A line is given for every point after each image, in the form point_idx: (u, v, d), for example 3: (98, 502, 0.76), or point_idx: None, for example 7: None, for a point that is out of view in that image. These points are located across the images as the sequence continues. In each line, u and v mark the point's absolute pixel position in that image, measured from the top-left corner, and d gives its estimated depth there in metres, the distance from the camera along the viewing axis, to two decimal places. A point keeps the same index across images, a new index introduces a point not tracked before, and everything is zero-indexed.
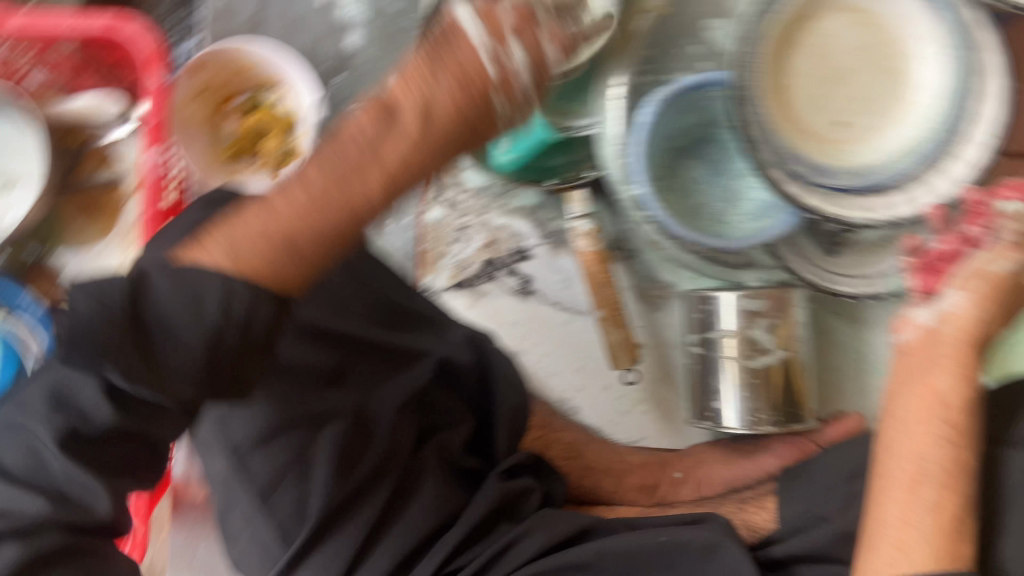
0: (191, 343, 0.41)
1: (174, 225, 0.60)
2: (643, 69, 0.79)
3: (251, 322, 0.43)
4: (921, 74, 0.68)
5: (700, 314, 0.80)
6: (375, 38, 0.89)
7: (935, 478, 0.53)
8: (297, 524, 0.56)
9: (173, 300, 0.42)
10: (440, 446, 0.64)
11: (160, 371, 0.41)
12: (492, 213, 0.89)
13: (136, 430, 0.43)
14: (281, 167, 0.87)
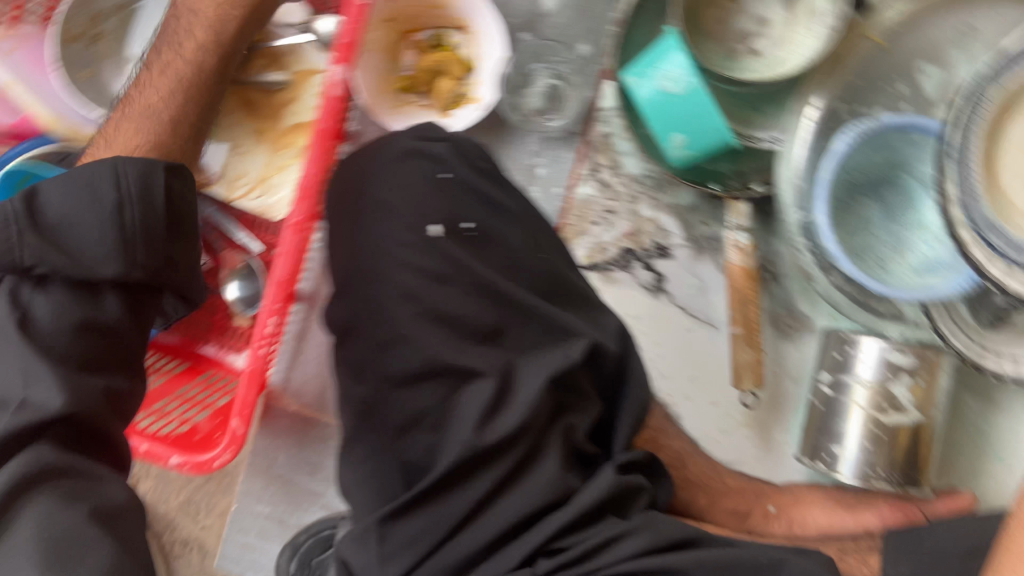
0: (59, 214, 0.57)
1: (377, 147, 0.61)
2: (841, 99, 0.76)
3: (157, 211, 0.60)
4: None
5: (838, 355, 0.78)
6: (571, 3, 0.87)
7: None
8: (423, 471, 0.54)
9: (82, 218, 0.57)
10: (567, 429, 0.59)
11: (77, 256, 0.56)
12: (642, 204, 0.87)
13: (104, 328, 0.57)
14: (448, 110, 0.87)
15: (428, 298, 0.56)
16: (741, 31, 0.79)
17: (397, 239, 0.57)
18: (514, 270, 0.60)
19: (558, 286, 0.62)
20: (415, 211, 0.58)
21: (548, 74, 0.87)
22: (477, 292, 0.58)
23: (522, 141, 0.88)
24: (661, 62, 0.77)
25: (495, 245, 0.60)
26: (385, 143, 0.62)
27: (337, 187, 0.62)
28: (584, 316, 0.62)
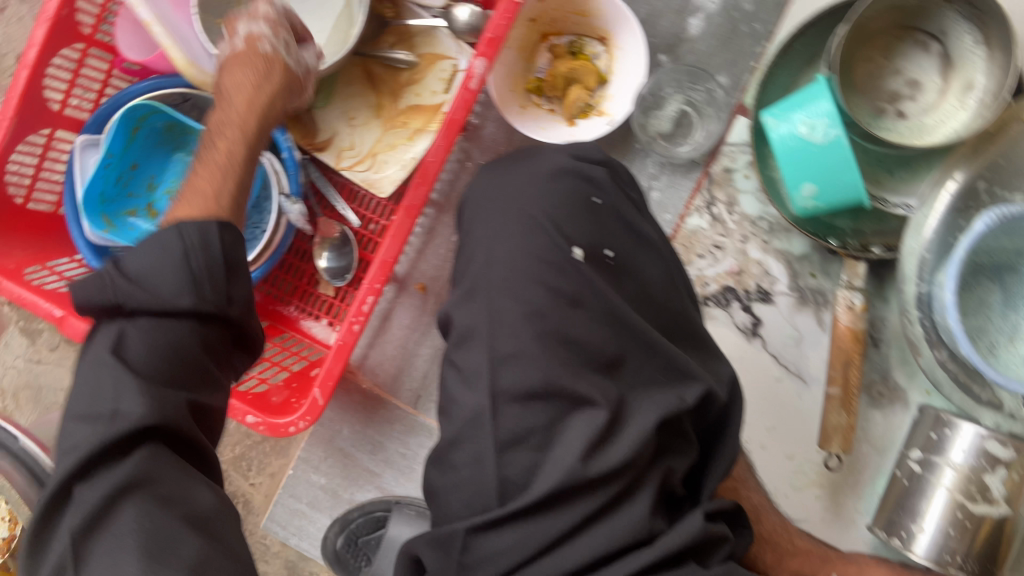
0: (140, 262, 0.51)
1: (536, 161, 0.62)
2: (983, 176, 0.71)
3: (215, 256, 0.53)
4: None
5: (934, 436, 0.77)
6: (716, 34, 0.86)
7: None
8: (520, 489, 0.52)
9: (153, 263, 0.51)
10: (666, 471, 0.57)
11: (156, 292, 0.50)
12: (751, 245, 0.86)
13: (186, 351, 0.50)
14: (574, 120, 0.86)
15: (558, 320, 0.55)
16: (890, 91, 0.78)
17: (537, 255, 0.56)
18: (644, 308, 0.58)
19: (684, 330, 0.60)
20: (558, 229, 0.57)
21: (682, 99, 0.86)
22: (607, 321, 0.56)
23: (641, 162, 0.87)
24: (804, 107, 0.76)
25: (630, 279, 0.59)
26: (539, 159, 0.62)
27: (482, 193, 0.62)
28: (700, 362, 0.60)
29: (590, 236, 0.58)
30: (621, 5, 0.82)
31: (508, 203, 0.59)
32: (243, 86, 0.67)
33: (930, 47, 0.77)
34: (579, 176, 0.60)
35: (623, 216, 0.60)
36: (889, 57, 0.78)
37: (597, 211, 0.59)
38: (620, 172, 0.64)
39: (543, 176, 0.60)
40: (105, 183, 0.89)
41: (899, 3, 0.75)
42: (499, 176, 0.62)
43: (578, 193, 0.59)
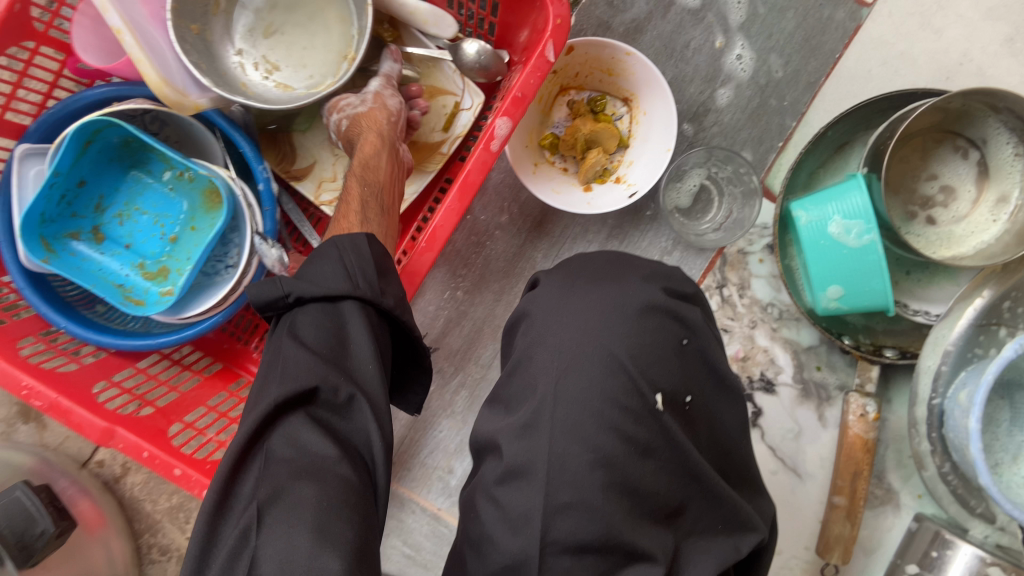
0: (306, 272, 0.57)
1: (622, 284, 0.56)
2: (1010, 296, 0.70)
3: (368, 258, 0.57)
4: None
5: (932, 552, 0.76)
6: (744, 107, 0.81)
7: None
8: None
9: (319, 268, 0.56)
10: None
11: (324, 289, 0.55)
12: (759, 332, 0.83)
13: (347, 339, 0.54)
14: (589, 184, 0.80)
15: (626, 471, 0.50)
16: (922, 196, 0.76)
17: (612, 398, 0.51)
18: (712, 454, 0.57)
19: (740, 471, 0.58)
20: (644, 378, 0.52)
21: (704, 174, 0.81)
22: (676, 472, 0.52)
23: (655, 235, 0.82)
24: (837, 205, 0.72)
25: (700, 427, 0.56)
26: (614, 281, 0.56)
27: (551, 309, 0.56)
28: (750, 504, 0.58)
29: (673, 382, 0.53)
30: (654, 70, 0.76)
31: (575, 327, 0.54)
32: (365, 138, 0.74)
33: (970, 156, 0.75)
34: (670, 314, 0.55)
35: (709, 358, 0.56)
36: (926, 161, 0.76)
37: (684, 357, 0.55)
38: (705, 309, 0.60)
39: (631, 308, 0.54)
40: (48, 202, 0.76)
41: (947, 107, 0.73)
42: (570, 294, 0.56)
43: (670, 334, 0.54)
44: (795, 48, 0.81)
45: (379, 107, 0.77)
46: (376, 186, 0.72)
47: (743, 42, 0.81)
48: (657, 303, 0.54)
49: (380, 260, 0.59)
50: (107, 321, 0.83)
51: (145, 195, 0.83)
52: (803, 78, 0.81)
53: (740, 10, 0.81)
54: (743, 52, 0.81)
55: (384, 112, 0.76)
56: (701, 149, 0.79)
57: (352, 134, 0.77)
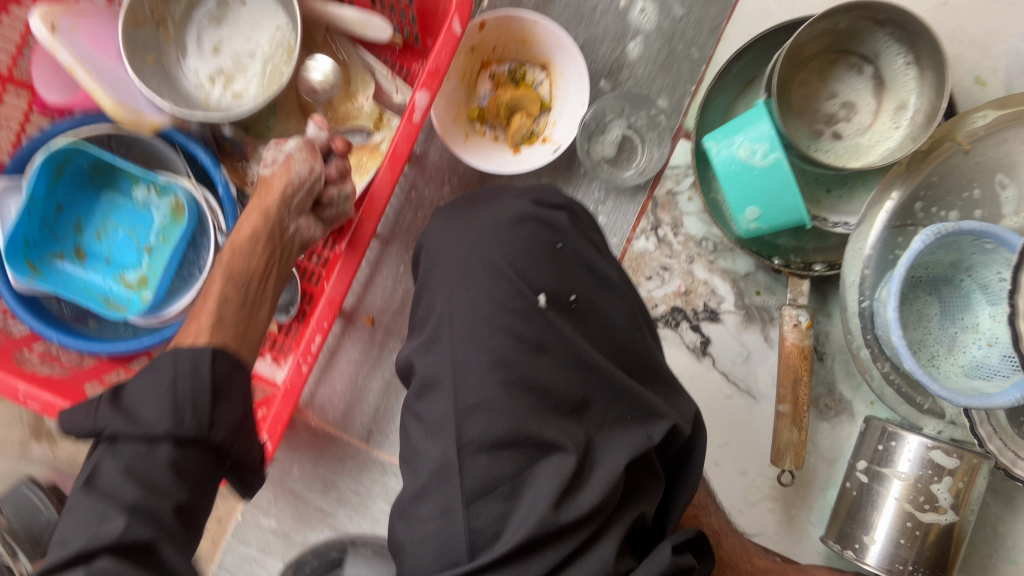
0: (131, 395, 0.50)
1: (498, 214, 0.63)
2: (920, 195, 0.77)
3: (203, 383, 0.51)
4: None
5: (879, 447, 0.79)
6: (655, 58, 0.87)
7: None
8: (490, 539, 0.53)
9: (146, 383, 0.51)
10: (638, 512, 0.60)
11: (141, 420, 0.49)
12: (697, 266, 0.88)
13: (182, 466, 0.48)
14: (519, 147, 0.86)
15: (524, 368, 0.56)
16: (826, 114, 0.81)
17: (501, 302, 0.58)
18: (608, 346, 0.61)
19: (651, 372, 0.64)
20: (524, 277, 0.59)
21: (624, 125, 0.87)
22: (574, 364, 0.58)
23: (586, 188, 0.88)
24: (746, 133, 0.77)
25: (590, 321, 0.61)
26: (503, 207, 0.63)
27: (445, 237, 0.64)
28: (662, 398, 0.63)
29: (553, 282, 0.60)
30: (562, 34, 0.82)
31: (470, 249, 0.61)
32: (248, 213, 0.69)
33: (864, 71, 0.80)
34: (541, 222, 0.62)
35: (585, 259, 0.62)
36: (826, 81, 0.81)
37: (561, 258, 0.61)
38: (580, 213, 0.66)
39: (507, 222, 0.62)
40: (30, 227, 0.84)
41: (833, 28, 0.78)
42: (457, 222, 0.65)
43: (543, 239, 0.61)
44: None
45: (287, 165, 0.72)
46: (239, 272, 0.66)
47: None
48: (530, 215, 0.61)
49: (222, 377, 0.53)
50: (99, 333, 0.90)
51: (118, 212, 0.91)
52: (706, 24, 0.86)
53: None
54: (647, 6, 0.86)
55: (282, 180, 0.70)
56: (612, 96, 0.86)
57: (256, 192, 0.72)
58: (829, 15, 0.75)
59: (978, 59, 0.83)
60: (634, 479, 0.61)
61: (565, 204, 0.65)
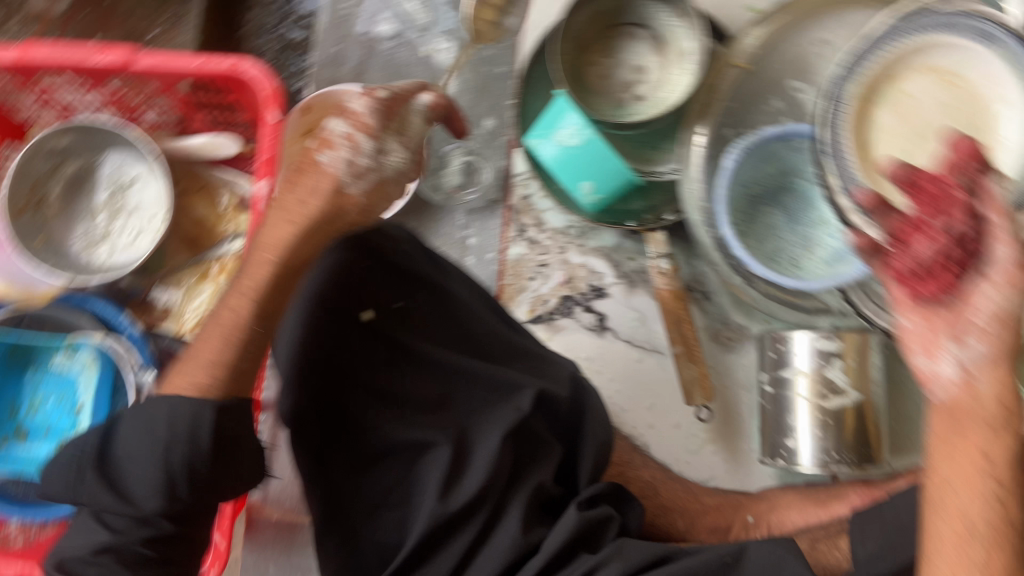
0: (132, 456, 0.55)
1: (307, 253, 0.67)
2: (725, 124, 0.83)
3: (200, 450, 0.55)
4: (989, 76, 0.73)
5: (775, 353, 0.82)
6: (470, 86, 0.95)
7: (993, 525, 0.46)
8: (396, 546, 0.61)
9: (135, 450, 0.55)
10: (536, 483, 0.64)
11: (130, 495, 0.55)
12: (570, 253, 0.93)
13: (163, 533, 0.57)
14: (374, 202, 0.91)
15: (375, 382, 0.64)
16: (622, 82, 0.88)
17: (335, 333, 0.65)
18: (449, 338, 0.68)
19: (508, 349, 0.70)
20: (347, 305, 0.66)
21: (462, 152, 0.94)
22: (421, 368, 0.66)
23: (449, 219, 0.94)
24: (560, 121, 0.83)
25: (420, 323, 0.68)
26: (309, 246, 0.66)
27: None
28: (531, 371, 0.69)
29: (373, 297, 0.67)
30: None
31: (296, 293, 0.65)
32: (285, 219, 0.61)
33: (640, 35, 0.88)
34: (351, 249, 0.66)
35: (393, 267, 0.68)
36: (611, 54, 0.88)
37: (371, 275, 0.67)
38: (387, 228, 0.69)
39: (318, 254, 0.66)
40: None
41: (597, 7, 0.86)
42: (277, 270, 0.68)
43: (349, 265, 0.66)
44: (486, 25, 0.95)
45: (376, 184, 0.63)
46: (271, 311, 0.61)
47: (444, 37, 0.95)
48: (337, 243, 0.66)
49: (220, 435, 0.56)
50: None
51: (44, 382, 0.93)
52: (502, 43, 0.95)
53: (427, 16, 0.95)
54: (446, 45, 0.94)
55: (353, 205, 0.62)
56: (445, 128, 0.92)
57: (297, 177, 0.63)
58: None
59: None
60: (522, 455, 0.65)
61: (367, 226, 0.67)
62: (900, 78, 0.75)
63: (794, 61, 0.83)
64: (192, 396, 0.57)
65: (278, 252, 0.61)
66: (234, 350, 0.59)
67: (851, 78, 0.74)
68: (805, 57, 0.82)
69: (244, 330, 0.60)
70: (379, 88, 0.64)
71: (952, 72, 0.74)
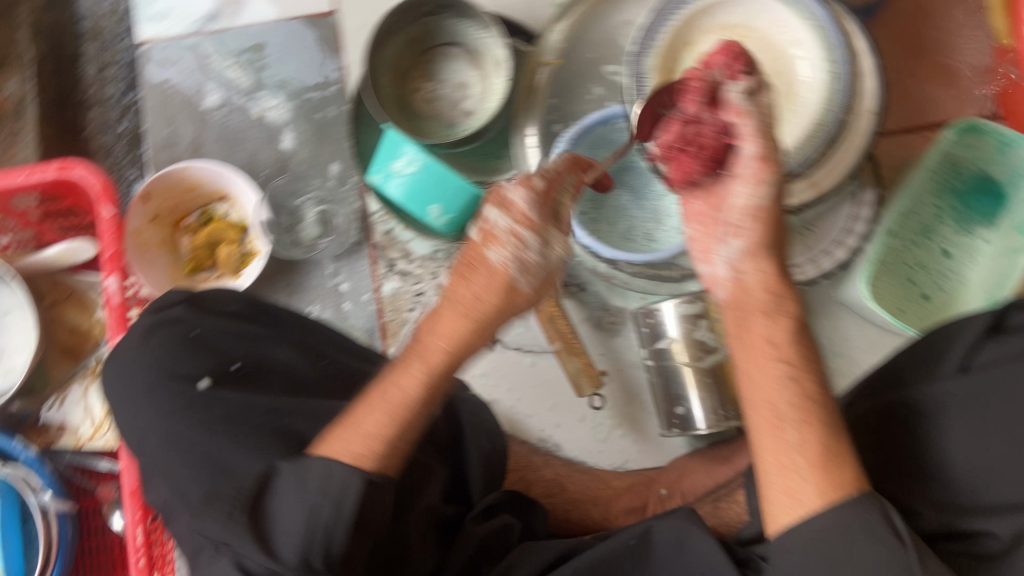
0: (296, 535, 0.53)
1: (129, 343, 0.67)
2: (552, 119, 0.86)
3: (344, 516, 0.53)
4: (780, 27, 0.77)
5: (648, 328, 0.84)
6: (308, 138, 0.96)
7: (802, 419, 0.53)
8: None
9: (284, 502, 0.54)
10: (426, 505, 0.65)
11: (271, 544, 0.53)
12: (443, 276, 0.94)
13: None
14: (239, 270, 0.95)
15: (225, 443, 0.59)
16: (448, 102, 0.90)
17: (174, 405, 0.62)
18: (296, 385, 0.66)
19: (371, 384, 0.71)
20: (177, 374, 0.63)
21: (315, 202, 0.95)
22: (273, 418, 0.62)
23: (317, 270, 0.95)
24: (396, 152, 0.83)
25: (264, 376, 0.66)
26: (132, 332, 0.68)
27: (112, 388, 0.66)
28: (400, 400, 0.71)
29: (205, 364, 0.64)
30: (211, 166, 0.92)
31: (133, 378, 0.65)
32: (460, 296, 0.59)
33: (455, 53, 0.90)
34: (173, 322, 0.67)
35: (220, 329, 0.67)
36: (433, 77, 0.90)
37: (199, 341, 0.66)
38: (202, 295, 0.71)
39: (139, 342, 0.67)
40: None
41: (406, 37, 0.88)
42: (111, 366, 0.68)
43: (173, 336, 0.66)
44: (311, 75, 0.96)
45: (544, 278, 0.61)
46: (433, 397, 0.58)
47: (272, 96, 0.97)
48: (159, 320, 0.67)
49: (355, 501, 0.54)
50: None
51: None
52: (331, 90, 0.96)
53: (252, 79, 0.97)
54: (276, 103, 0.96)
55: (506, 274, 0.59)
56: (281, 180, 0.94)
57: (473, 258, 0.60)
58: (389, 32, 0.86)
59: None
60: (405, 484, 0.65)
61: (183, 297, 0.69)
62: (693, 39, 0.78)
63: (602, 46, 0.86)
64: (346, 465, 0.54)
65: (451, 342, 0.58)
66: (395, 429, 0.56)
67: (649, 50, 0.77)
68: (610, 41, 0.86)
69: (412, 416, 0.57)
70: (530, 175, 0.62)
71: (742, 26, 0.78)
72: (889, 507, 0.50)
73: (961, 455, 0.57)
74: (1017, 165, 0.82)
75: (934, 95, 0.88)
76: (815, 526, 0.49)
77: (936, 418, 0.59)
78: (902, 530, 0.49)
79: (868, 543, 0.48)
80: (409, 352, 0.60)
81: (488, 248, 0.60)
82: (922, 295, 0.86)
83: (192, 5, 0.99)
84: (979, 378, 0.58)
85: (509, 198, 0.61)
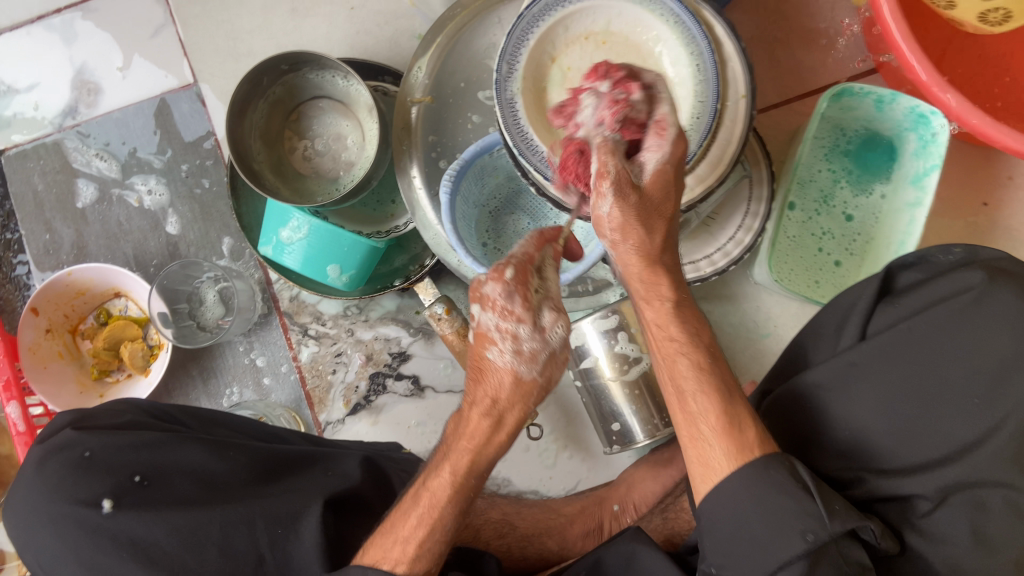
0: None
1: (25, 477, 0.61)
2: (434, 155, 0.84)
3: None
4: (639, 26, 0.75)
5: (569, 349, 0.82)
6: (193, 218, 0.94)
7: (698, 384, 0.58)
8: None
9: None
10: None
11: None
12: (359, 331, 0.92)
13: None
14: (148, 367, 0.92)
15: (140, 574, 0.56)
16: (326, 156, 0.88)
17: (80, 535, 0.57)
18: (209, 483, 0.61)
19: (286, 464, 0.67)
20: (73, 501, 0.57)
21: (213, 282, 0.93)
22: (181, 534, 0.57)
23: (230, 349, 0.93)
24: (286, 217, 0.79)
25: (172, 479, 0.60)
26: (24, 466, 0.62)
27: (13, 531, 0.60)
28: (320, 472, 0.67)
29: (103, 485, 0.58)
30: (99, 266, 0.88)
31: (34, 511, 0.59)
32: (485, 398, 0.56)
33: (325, 106, 0.87)
34: (66, 445, 0.61)
35: (116, 443, 0.61)
36: (306, 135, 0.88)
37: (94, 462, 0.60)
38: (87, 413, 0.65)
39: (33, 475, 0.60)
40: None
41: (268, 99, 0.86)
42: (10, 503, 0.61)
43: (67, 462, 0.60)
44: (182, 152, 0.93)
45: (548, 361, 0.56)
46: (464, 494, 0.57)
47: (147, 181, 0.94)
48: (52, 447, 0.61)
49: None
50: None
51: None
52: (206, 163, 0.93)
53: (124, 168, 0.94)
54: (152, 186, 0.94)
55: (501, 390, 0.55)
56: (173, 267, 0.90)
57: (537, 360, 0.55)
58: (248, 100, 0.83)
59: (410, 22, 0.91)
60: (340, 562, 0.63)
61: (71, 418, 0.63)
62: (557, 52, 0.76)
63: (468, 71, 0.83)
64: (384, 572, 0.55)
65: (474, 443, 0.56)
66: (427, 530, 0.56)
67: (513, 76, 0.73)
68: (476, 65, 0.83)
69: (443, 517, 0.56)
70: (501, 266, 0.57)
71: (602, 32, 0.76)
72: (796, 462, 0.54)
73: (875, 421, 0.58)
74: (900, 121, 0.80)
75: (808, 61, 0.88)
76: (729, 487, 0.54)
77: (842, 386, 0.60)
78: (807, 477, 0.54)
79: (777, 496, 0.52)
80: (441, 452, 0.59)
81: (491, 356, 0.55)
82: (833, 262, 0.86)
83: (49, 103, 0.96)
84: (875, 344, 0.59)
85: (488, 297, 0.56)
